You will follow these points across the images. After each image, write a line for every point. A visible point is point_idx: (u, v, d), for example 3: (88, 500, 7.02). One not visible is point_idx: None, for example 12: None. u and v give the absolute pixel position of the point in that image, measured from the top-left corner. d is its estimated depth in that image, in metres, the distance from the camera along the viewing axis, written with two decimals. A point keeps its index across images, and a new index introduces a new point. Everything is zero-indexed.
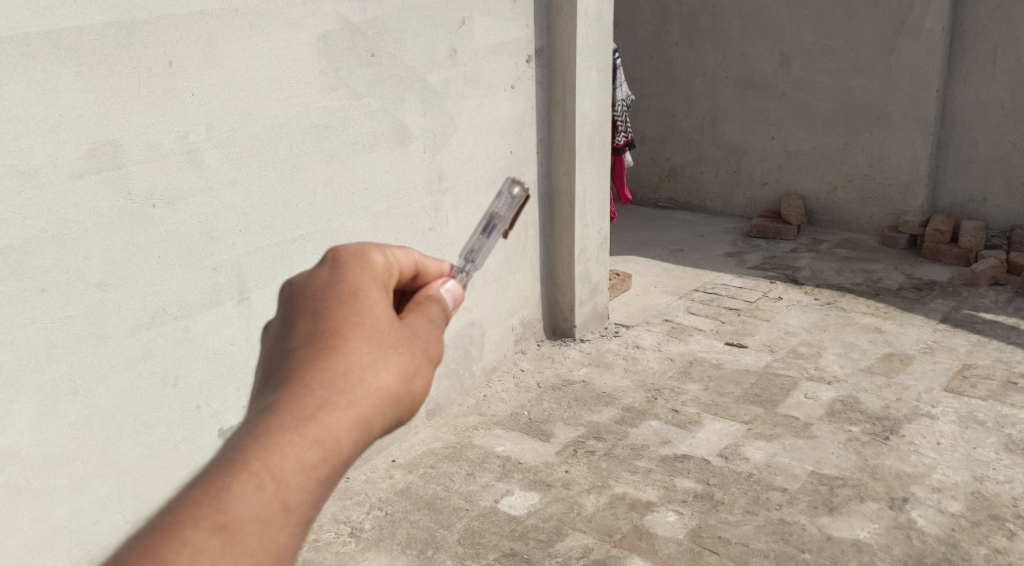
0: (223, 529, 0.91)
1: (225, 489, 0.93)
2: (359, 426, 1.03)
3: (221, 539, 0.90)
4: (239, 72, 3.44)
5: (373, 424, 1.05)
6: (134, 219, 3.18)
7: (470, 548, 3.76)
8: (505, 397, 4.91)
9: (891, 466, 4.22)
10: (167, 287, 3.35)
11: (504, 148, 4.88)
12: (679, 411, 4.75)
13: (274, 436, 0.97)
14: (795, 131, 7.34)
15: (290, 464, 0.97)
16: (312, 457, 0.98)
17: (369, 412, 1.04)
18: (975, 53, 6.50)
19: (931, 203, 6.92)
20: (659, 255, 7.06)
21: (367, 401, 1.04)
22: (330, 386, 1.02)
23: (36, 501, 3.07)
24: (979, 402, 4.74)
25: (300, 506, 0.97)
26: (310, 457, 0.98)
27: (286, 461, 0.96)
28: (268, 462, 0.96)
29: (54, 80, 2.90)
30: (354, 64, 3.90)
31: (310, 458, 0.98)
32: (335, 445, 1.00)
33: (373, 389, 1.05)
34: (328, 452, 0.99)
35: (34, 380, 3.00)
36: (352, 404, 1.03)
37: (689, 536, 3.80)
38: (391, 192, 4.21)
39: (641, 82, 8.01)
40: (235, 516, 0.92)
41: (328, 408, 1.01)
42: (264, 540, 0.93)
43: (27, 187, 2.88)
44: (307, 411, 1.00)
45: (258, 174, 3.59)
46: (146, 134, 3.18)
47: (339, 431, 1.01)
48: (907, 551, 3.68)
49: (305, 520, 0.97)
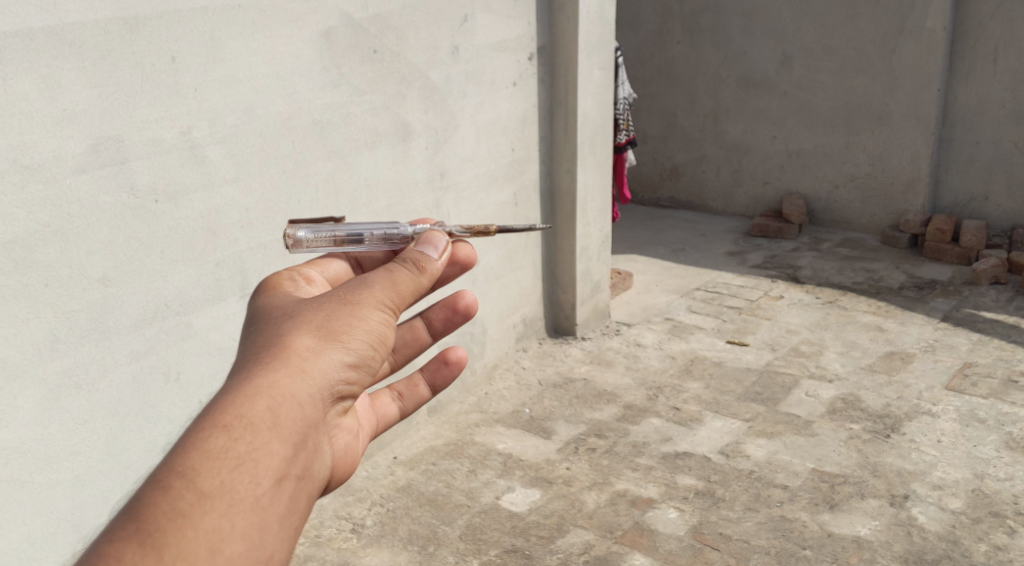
0: (146, 517, 1.19)
1: (148, 493, 1.21)
2: (258, 418, 1.32)
3: (142, 527, 1.18)
4: (241, 68, 3.45)
5: (273, 396, 1.35)
6: (137, 214, 3.19)
7: (471, 544, 3.77)
8: (506, 395, 4.92)
9: (892, 464, 4.22)
10: (169, 282, 3.35)
11: (506, 145, 4.89)
12: (681, 409, 4.75)
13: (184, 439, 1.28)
14: (796, 131, 7.35)
15: (199, 452, 1.26)
16: (218, 439, 1.28)
17: (261, 387, 1.35)
18: (975, 53, 6.50)
19: (932, 203, 6.93)
20: (660, 254, 7.06)
21: (257, 381, 1.35)
22: (225, 389, 1.35)
23: (39, 494, 3.08)
24: (980, 400, 4.74)
25: (218, 496, 1.24)
26: (215, 439, 1.28)
27: (196, 452, 1.26)
28: (179, 457, 1.26)
29: (57, 75, 2.91)
30: (356, 61, 3.90)
31: (217, 442, 1.28)
32: (236, 443, 1.29)
33: (260, 372, 1.37)
34: (232, 449, 1.28)
35: (36, 375, 3.01)
36: (245, 390, 1.34)
37: (689, 532, 3.81)
38: (392, 189, 4.21)
39: (641, 82, 8.03)
40: (155, 505, 1.20)
41: (224, 401, 1.32)
42: (190, 531, 1.20)
43: (31, 181, 2.89)
44: (209, 410, 1.31)
45: (260, 170, 3.60)
46: (149, 129, 3.19)
47: (237, 413, 1.31)
48: (908, 548, 3.69)
49: (229, 493, 1.25)
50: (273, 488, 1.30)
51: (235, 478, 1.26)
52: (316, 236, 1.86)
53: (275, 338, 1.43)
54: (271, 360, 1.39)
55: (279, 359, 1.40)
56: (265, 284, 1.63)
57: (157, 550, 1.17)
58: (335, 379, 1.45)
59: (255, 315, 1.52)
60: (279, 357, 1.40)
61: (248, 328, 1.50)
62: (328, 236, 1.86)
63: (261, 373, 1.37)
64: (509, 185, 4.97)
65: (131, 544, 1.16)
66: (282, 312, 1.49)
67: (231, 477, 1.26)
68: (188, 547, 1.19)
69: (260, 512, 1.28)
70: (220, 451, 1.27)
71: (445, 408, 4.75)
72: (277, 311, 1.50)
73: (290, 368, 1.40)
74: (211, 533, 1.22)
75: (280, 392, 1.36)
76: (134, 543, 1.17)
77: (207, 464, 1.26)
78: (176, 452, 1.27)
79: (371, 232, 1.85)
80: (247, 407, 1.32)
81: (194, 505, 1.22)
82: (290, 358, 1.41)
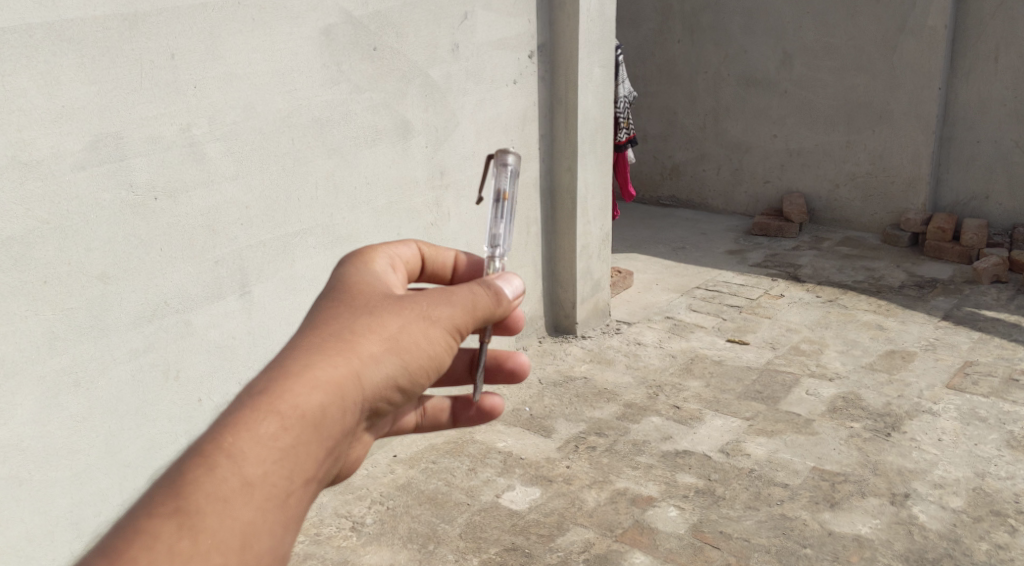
0: (188, 494, 1.14)
1: (190, 466, 1.16)
2: (310, 413, 1.25)
3: (183, 506, 1.13)
4: (241, 65, 3.44)
5: (325, 393, 1.27)
6: (135, 211, 3.19)
7: (470, 542, 3.77)
8: (506, 393, 4.92)
9: (893, 463, 4.22)
10: (168, 280, 3.34)
11: (506, 143, 4.88)
12: (681, 407, 4.75)
13: (226, 420, 1.22)
14: (797, 129, 7.34)
15: (246, 435, 1.20)
16: (266, 426, 1.21)
17: (319, 380, 1.27)
18: (977, 51, 6.50)
19: (932, 202, 6.92)
20: (660, 253, 7.06)
21: (315, 373, 1.27)
22: (279, 370, 1.27)
23: (37, 493, 3.07)
24: (981, 398, 4.74)
25: (258, 485, 1.19)
26: (265, 428, 1.21)
27: (242, 439, 1.20)
28: (224, 440, 1.19)
29: (56, 71, 2.90)
30: (355, 58, 3.90)
31: (266, 429, 1.21)
32: (287, 431, 1.22)
33: (322, 363, 1.29)
34: (283, 436, 1.22)
35: (35, 372, 3.01)
36: (303, 380, 1.26)
37: (689, 531, 3.80)
38: (392, 187, 4.21)
39: (643, 80, 8.02)
40: (196, 481, 1.15)
41: (281, 385, 1.25)
42: (224, 518, 1.15)
43: (30, 178, 2.89)
44: (264, 389, 1.24)
45: (259, 167, 3.59)
46: (148, 126, 3.18)
47: (288, 402, 1.24)
48: (908, 547, 3.68)
49: (266, 489, 1.20)
50: (301, 490, 1.24)
51: (272, 473, 1.21)
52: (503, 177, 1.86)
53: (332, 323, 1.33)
54: (331, 351, 1.31)
55: (341, 354, 1.31)
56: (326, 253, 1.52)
57: (195, 532, 1.12)
58: (391, 387, 1.36)
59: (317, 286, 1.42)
60: (340, 349, 1.31)
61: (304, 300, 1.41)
62: (497, 183, 1.87)
63: (321, 364, 1.29)
64: None
65: (169, 522, 1.11)
66: (346, 292, 1.40)
67: (268, 472, 1.20)
68: (219, 533, 1.14)
69: (286, 512, 1.22)
70: (266, 439, 1.21)
71: None
72: (342, 288, 1.41)
73: (350, 366, 1.31)
74: (243, 525, 1.16)
75: (336, 389, 1.28)
76: (170, 514, 1.12)
77: (251, 450, 1.20)
78: (221, 433, 1.20)
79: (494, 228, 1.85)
80: (301, 400, 1.25)
81: (233, 495, 1.17)
82: (351, 353, 1.32)
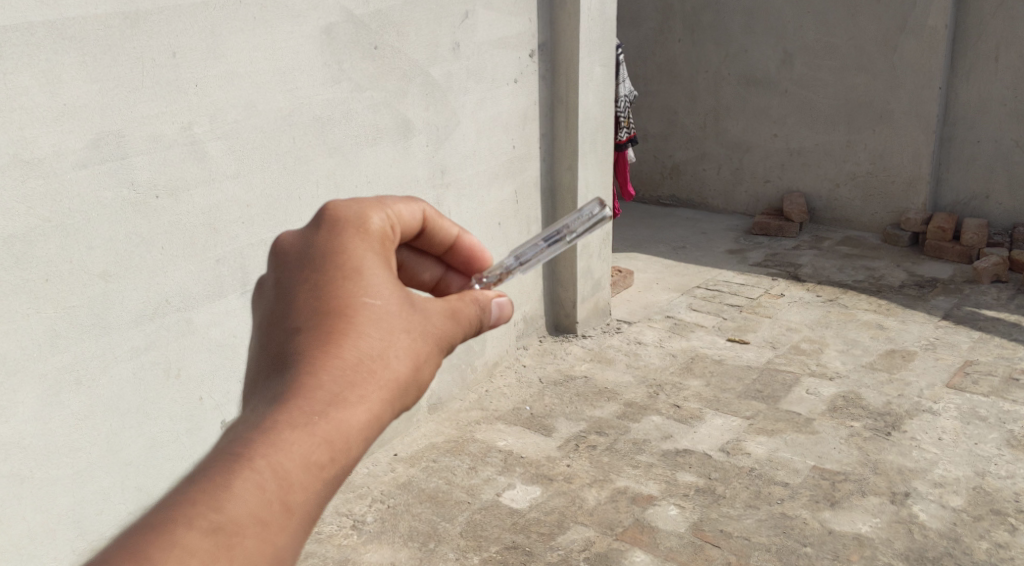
0: (227, 510, 0.93)
1: (231, 475, 0.95)
2: (359, 433, 1.05)
3: (221, 523, 0.91)
4: (242, 64, 3.45)
5: (374, 411, 1.08)
6: (137, 209, 3.19)
7: (471, 540, 3.77)
8: (507, 393, 4.92)
9: (893, 461, 4.22)
10: (170, 278, 3.35)
11: (507, 142, 4.89)
12: (681, 406, 4.75)
13: (267, 424, 1.00)
14: (797, 129, 7.34)
15: (293, 448, 0.99)
16: (315, 442, 1.01)
17: (365, 407, 1.07)
18: (977, 50, 6.50)
19: (933, 201, 6.93)
20: (661, 252, 7.07)
21: (367, 387, 1.08)
22: (326, 374, 1.06)
23: (39, 491, 3.08)
24: (981, 398, 4.74)
25: (300, 508, 0.98)
26: (313, 454, 1.00)
27: (288, 463, 0.98)
28: (267, 461, 0.97)
29: (59, 70, 2.91)
30: (357, 56, 3.90)
31: (315, 444, 1.01)
32: (338, 449, 1.02)
33: (373, 372, 1.09)
34: (333, 454, 1.02)
35: (36, 370, 3.01)
36: (353, 393, 1.06)
37: (690, 529, 3.80)
38: (393, 187, 4.22)
39: (643, 79, 8.02)
40: (237, 497, 0.94)
41: (330, 395, 1.05)
42: (261, 542, 0.94)
43: (32, 176, 2.89)
44: (312, 396, 1.04)
45: (260, 166, 3.60)
46: (150, 124, 3.19)
47: (339, 417, 1.04)
48: (909, 546, 3.68)
49: (307, 529, 0.98)
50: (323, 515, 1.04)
51: (315, 510, 1.00)
52: (579, 217, 1.65)
53: (380, 317, 1.13)
54: (374, 370, 1.09)
55: (389, 362, 1.11)
56: (328, 207, 1.20)
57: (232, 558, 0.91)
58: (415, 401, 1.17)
59: (338, 262, 1.15)
60: (383, 368, 1.10)
61: (322, 280, 1.14)
62: (570, 219, 1.65)
63: (367, 387, 1.07)
64: (510, 182, 4.96)
65: (206, 540, 0.90)
66: (383, 282, 1.15)
67: (311, 509, 0.99)
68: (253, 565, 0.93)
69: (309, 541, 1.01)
70: (314, 458, 1.00)
71: (445, 406, 4.76)
72: (376, 275, 1.15)
73: (393, 392, 1.10)
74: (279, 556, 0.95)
75: (383, 407, 1.09)
76: (207, 532, 0.90)
77: (298, 466, 0.99)
78: (262, 450, 0.98)
79: (538, 242, 1.65)
80: (352, 417, 1.05)
81: (277, 532, 0.95)
82: (395, 375, 1.11)
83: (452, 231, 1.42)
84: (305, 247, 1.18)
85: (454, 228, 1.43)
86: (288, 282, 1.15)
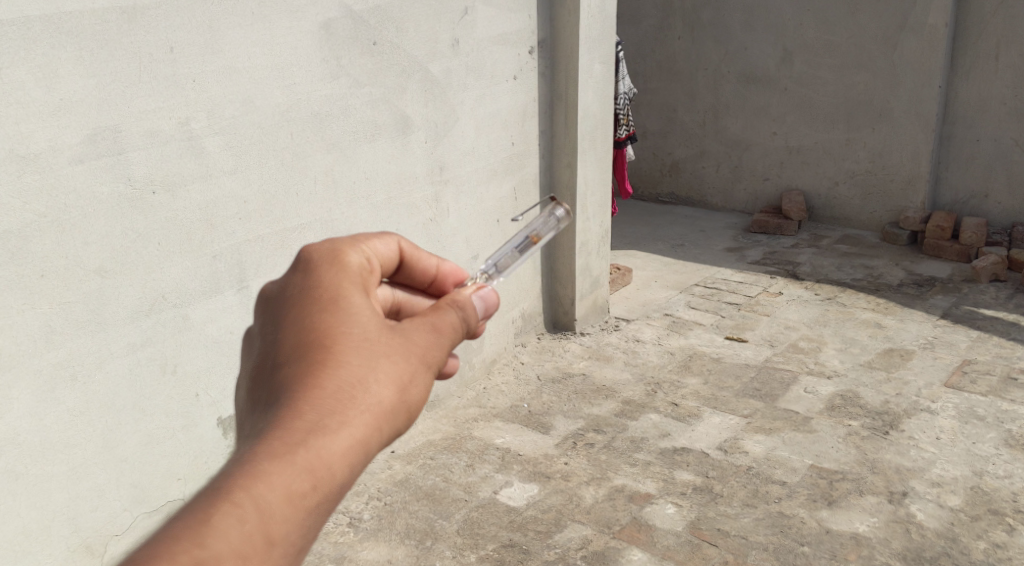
0: (208, 546, 0.92)
1: (210, 514, 0.95)
2: (346, 460, 1.03)
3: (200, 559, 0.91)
4: (240, 59, 3.43)
5: (363, 438, 1.05)
6: (134, 204, 3.18)
7: (468, 538, 3.76)
8: (505, 390, 4.92)
9: (890, 461, 4.22)
10: (167, 274, 3.34)
11: (506, 139, 4.87)
12: (679, 404, 4.75)
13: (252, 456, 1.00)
14: (797, 126, 7.33)
15: (276, 481, 0.99)
16: (299, 473, 1.00)
17: (349, 432, 1.04)
18: (977, 49, 6.49)
19: (931, 200, 6.92)
20: (660, 250, 7.05)
21: (355, 414, 1.05)
22: (307, 402, 1.04)
23: (33, 487, 3.07)
24: (979, 397, 4.74)
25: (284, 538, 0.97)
26: (293, 484, 0.99)
27: (269, 496, 0.98)
28: (246, 496, 0.97)
29: (55, 64, 2.90)
30: (355, 52, 3.88)
31: (297, 476, 1.00)
32: (321, 479, 1.01)
33: (361, 398, 1.06)
34: (316, 485, 1.01)
35: (31, 365, 3.00)
36: (338, 420, 1.04)
37: (687, 528, 3.80)
38: (391, 183, 4.20)
39: (643, 76, 8.00)
40: (216, 532, 0.94)
41: (313, 424, 1.03)
42: None
43: (28, 171, 2.88)
44: (296, 427, 1.02)
45: (258, 162, 3.58)
46: (146, 120, 3.17)
47: (325, 449, 1.02)
48: (906, 545, 3.68)
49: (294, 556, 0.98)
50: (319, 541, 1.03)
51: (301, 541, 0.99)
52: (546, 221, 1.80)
53: (363, 342, 1.10)
54: (357, 394, 1.06)
55: (376, 384, 1.08)
56: (304, 249, 1.20)
57: None
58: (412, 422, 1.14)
59: (313, 294, 1.13)
60: (365, 391, 1.07)
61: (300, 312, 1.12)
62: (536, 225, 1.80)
63: (349, 412, 1.05)
64: (509, 179, 4.95)
65: None
66: (361, 306, 1.13)
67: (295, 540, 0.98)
68: None
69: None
70: (297, 490, 0.99)
71: (443, 403, 4.75)
72: (353, 301, 1.13)
73: (382, 414, 1.07)
74: None
75: (373, 431, 1.06)
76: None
77: (279, 501, 0.98)
78: (240, 483, 0.98)
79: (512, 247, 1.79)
80: (334, 447, 1.03)
81: None
82: (381, 398, 1.08)
83: (432, 264, 1.38)
84: (283, 285, 1.16)
85: (433, 261, 1.38)
86: (270, 322, 1.14)
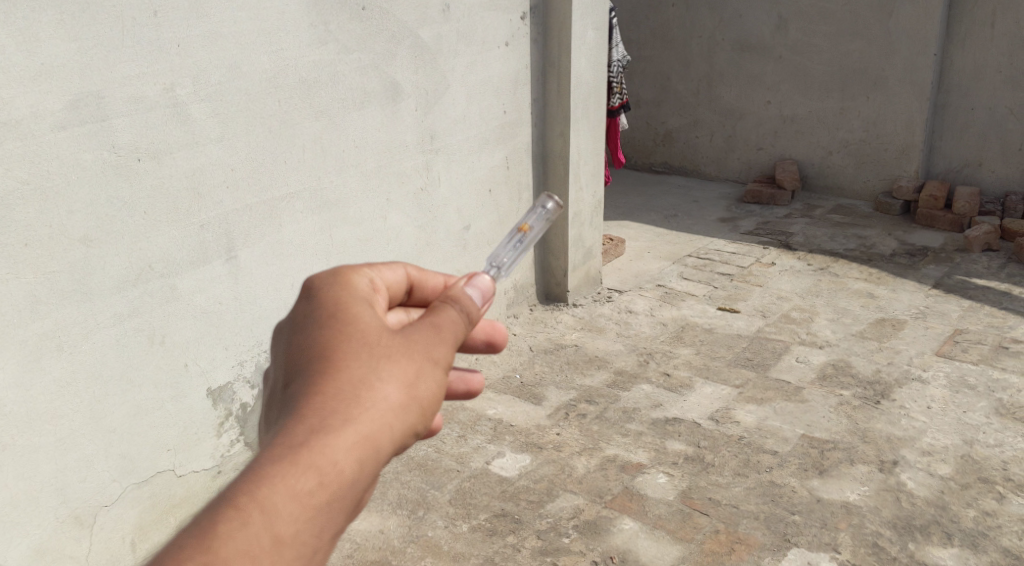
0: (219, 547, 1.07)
1: (221, 517, 1.09)
2: (348, 458, 1.15)
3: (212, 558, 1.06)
4: (226, 24, 3.38)
5: (367, 436, 1.17)
6: (118, 172, 3.14)
7: (460, 508, 3.75)
8: (497, 361, 4.90)
9: (882, 430, 4.22)
10: (154, 243, 3.30)
11: (498, 108, 4.82)
12: (671, 374, 4.74)
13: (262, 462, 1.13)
14: (791, 95, 7.28)
15: (283, 483, 1.12)
16: (304, 474, 1.13)
17: (351, 432, 1.16)
18: (973, 16, 6.44)
19: (925, 169, 6.89)
20: (653, 221, 7.02)
21: (356, 416, 1.17)
22: (311, 409, 1.17)
23: (21, 457, 3.05)
24: (971, 366, 4.74)
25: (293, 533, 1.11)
26: (298, 484, 1.13)
27: (276, 496, 1.12)
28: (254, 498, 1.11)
29: (35, 28, 2.85)
30: (343, 17, 3.83)
31: (303, 478, 1.13)
32: (325, 478, 1.14)
33: (363, 400, 1.18)
34: (321, 483, 1.13)
35: (17, 336, 2.98)
36: (340, 423, 1.16)
37: (678, 497, 3.80)
38: (381, 151, 4.15)
39: (637, 44, 7.93)
40: (226, 533, 1.08)
41: (317, 428, 1.15)
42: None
43: (8, 137, 2.85)
44: (301, 432, 1.15)
45: (244, 129, 3.53)
46: (130, 86, 3.12)
47: (329, 449, 1.15)
48: (896, 513, 3.68)
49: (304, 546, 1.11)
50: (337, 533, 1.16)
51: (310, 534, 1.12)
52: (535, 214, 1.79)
53: (362, 348, 1.22)
54: (359, 397, 1.18)
55: (377, 383, 1.20)
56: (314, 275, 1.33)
57: None
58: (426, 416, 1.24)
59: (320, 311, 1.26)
60: (365, 393, 1.18)
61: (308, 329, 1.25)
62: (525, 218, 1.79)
63: (349, 415, 1.17)
64: (501, 148, 4.91)
65: None
66: (359, 318, 1.24)
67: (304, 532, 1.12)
68: None
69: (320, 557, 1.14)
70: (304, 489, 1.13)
71: None
72: (353, 314, 1.25)
73: (383, 411, 1.19)
74: None
75: (377, 429, 1.18)
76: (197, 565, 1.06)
77: (286, 499, 1.12)
78: (249, 488, 1.12)
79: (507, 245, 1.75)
80: (338, 446, 1.15)
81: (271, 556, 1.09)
82: (384, 397, 1.19)
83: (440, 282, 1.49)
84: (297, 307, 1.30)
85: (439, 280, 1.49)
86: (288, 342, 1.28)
